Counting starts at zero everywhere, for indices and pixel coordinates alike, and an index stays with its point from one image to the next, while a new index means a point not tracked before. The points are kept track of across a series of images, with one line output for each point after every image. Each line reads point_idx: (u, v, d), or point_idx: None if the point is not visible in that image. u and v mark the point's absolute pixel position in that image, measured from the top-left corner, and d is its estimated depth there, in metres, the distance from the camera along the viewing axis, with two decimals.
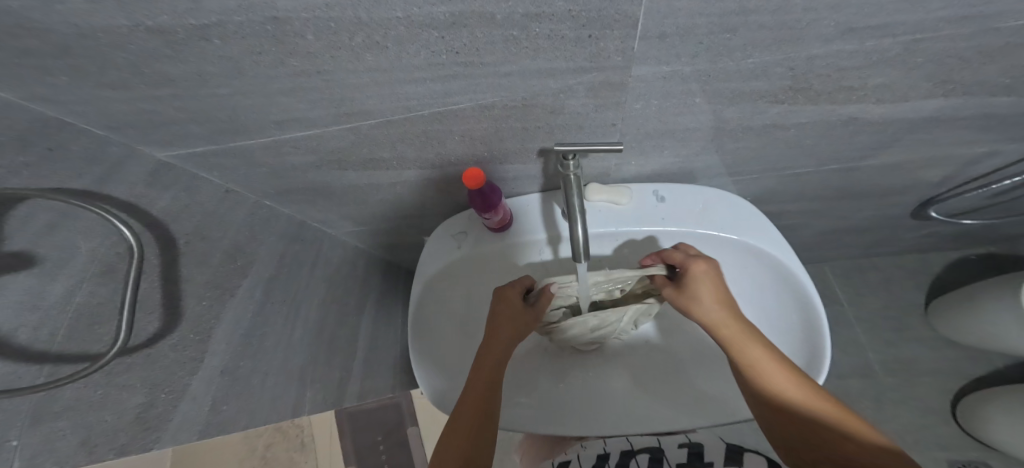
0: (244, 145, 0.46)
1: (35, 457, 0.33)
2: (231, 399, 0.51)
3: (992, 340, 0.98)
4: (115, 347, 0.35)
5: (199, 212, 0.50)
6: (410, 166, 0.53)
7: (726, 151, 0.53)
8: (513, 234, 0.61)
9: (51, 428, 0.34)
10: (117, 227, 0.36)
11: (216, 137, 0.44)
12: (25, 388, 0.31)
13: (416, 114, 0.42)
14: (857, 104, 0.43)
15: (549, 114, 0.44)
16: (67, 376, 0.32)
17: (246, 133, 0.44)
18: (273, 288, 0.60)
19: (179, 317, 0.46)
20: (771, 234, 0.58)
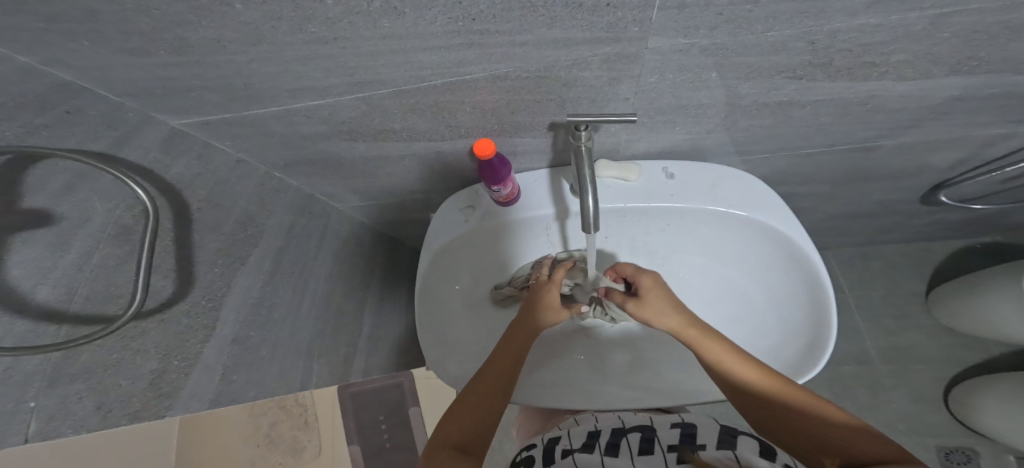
0: (256, 113, 0.46)
1: (55, 419, 0.36)
2: (240, 369, 0.55)
3: (989, 327, 1.00)
4: (132, 309, 0.36)
5: (211, 180, 0.51)
6: (421, 138, 0.53)
7: (738, 129, 0.53)
8: (522, 209, 0.62)
9: (67, 391, 0.37)
10: (133, 189, 0.36)
11: (229, 105, 0.44)
12: (47, 344, 0.32)
13: (430, 85, 0.42)
14: (878, 81, 0.42)
15: (563, 87, 0.43)
16: (82, 339, 0.33)
17: (258, 102, 0.44)
18: (282, 260, 0.63)
19: (193, 283, 0.47)
20: (782, 212, 0.58)
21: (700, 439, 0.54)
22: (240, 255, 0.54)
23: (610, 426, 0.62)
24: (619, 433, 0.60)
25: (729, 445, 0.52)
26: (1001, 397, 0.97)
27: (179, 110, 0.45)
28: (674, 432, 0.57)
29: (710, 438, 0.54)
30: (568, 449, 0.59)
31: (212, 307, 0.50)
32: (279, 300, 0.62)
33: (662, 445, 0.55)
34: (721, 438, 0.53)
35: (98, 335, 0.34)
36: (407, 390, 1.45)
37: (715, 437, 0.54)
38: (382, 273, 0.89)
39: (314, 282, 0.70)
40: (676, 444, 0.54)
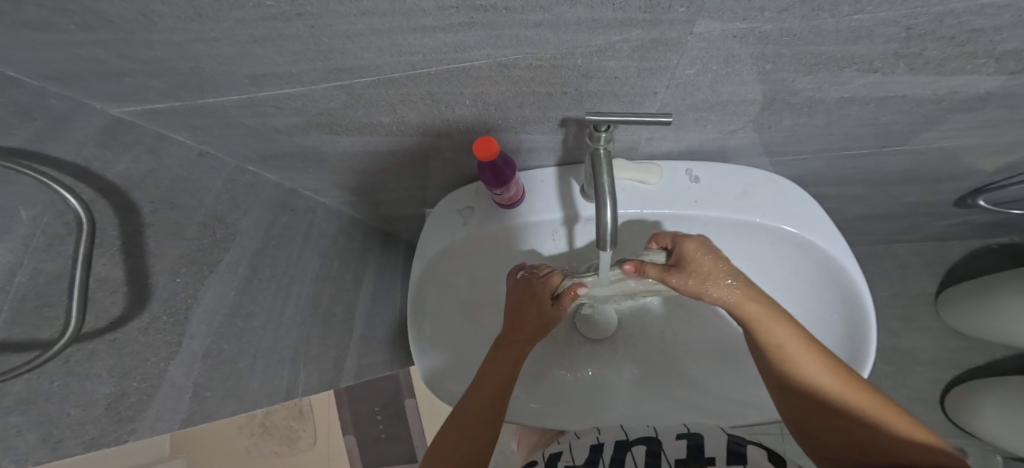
0: (217, 102, 0.39)
1: None
2: (215, 385, 0.49)
3: (990, 329, 0.96)
4: (66, 335, 0.31)
5: (167, 177, 0.44)
6: (412, 133, 0.46)
7: (779, 129, 0.46)
8: (527, 213, 0.55)
9: (4, 424, 0.31)
10: (59, 194, 0.31)
11: (177, 92, 0.37)
12: None
13: (421, 73, 0.34)
14: (967, 76, 0.35)
15: (580, 78, 0.36)
16: (13, 369, 0.28)
17: (216, 89, 0.37)
18: (260, 262, 0.56)
19: (150, 296, 0.41)
20: (821, 223, 0.51)
21: (709, 451, 0.49)
22: (209, 261, 0.48)
23: (613, 437, 0.55)
24: (623, 445, 0.53)
25: (741, 460, 0.47)
26: (992, 399, 0.95)
27: (110, 96, 0.38)
28: (680, 444, 0.51)
29: (719, 451, 0.49)
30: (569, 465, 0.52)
31: (176, 321, 0.44)
32: (258, 308, 0.56)
33: (669, 459, 0.49)
34: (730, 448, 0.49)
35: (30, 365, 0.29)
36: (403, 384, 1.41)
37: (724, 450, 0.49)
38: (374, 271, 0.83)
39: (297, 285, 0.64)
40: (683, 459, 0.49)
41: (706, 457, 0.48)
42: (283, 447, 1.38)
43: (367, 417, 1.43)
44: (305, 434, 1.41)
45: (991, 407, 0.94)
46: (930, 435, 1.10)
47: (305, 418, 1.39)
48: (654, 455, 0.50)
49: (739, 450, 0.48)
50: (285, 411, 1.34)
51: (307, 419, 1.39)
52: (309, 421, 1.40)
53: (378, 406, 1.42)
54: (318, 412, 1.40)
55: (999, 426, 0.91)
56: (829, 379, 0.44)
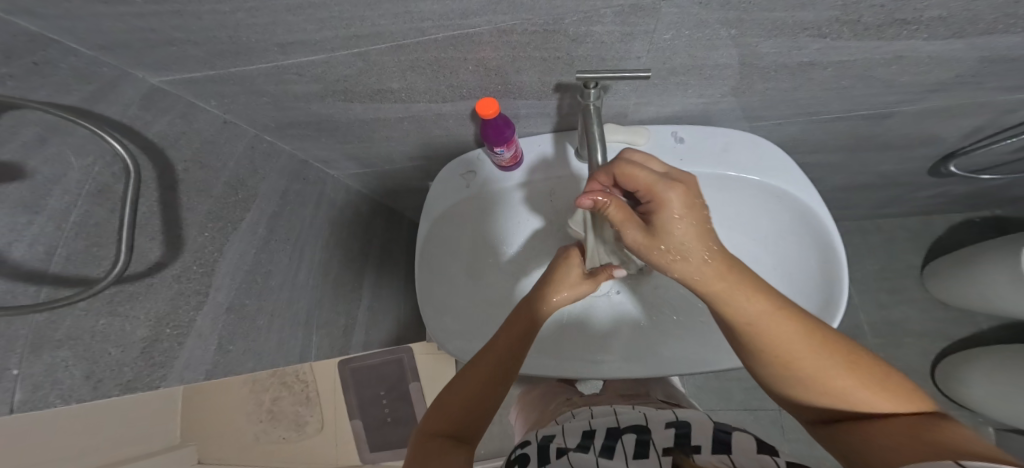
0: (245, 70, 0.43)
1: (42, 386, 0.35)
2: (237, 339, 0.55)
3: (979, 296, 1.00)
4: (110, 275, 0.34)
5: (197, 139, 0.49)
6: (419, 99, 0.50)
7: (754, 93, 0.50)
8: (526, 175, 0.61)
9: (54, 358, 0.36)
10: (107, 142, 0.33)
11: (213, 60, 0.41)
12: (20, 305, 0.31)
13: (430, 39, 0.39)
14: (907, 41, 0.40)
15: (571, 43, 0.41)
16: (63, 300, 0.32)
17: (245, 56, 0.41)
18: (277, 225, 0.61)
19: (183, 247, 0.46)
20: (795, 176, 0.56)
21: (694, 440, 0.50)
22: (233, 219, 0.52)
23: (605, 425, 0.57)
24: (614, 434, 0.54)
25: (722, 447, 0.48)
26: (991, 375, 0.98)
27: (150, 62, 0.42)
28: (667, 432, 0.52)
29: (704, 438, 0.50)
30: (562, 448, 0.53)
31: (204, 273, 0.49)
32: (275, 267, 0.61)
33: (658, 449, 0.49)
34: (714, 437, 0.50)
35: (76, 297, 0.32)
36: (407, 366, 1.46)
37: (709, 438, 0.50)
38: (380, 243, 0.88)
39: (311, 251, 0.68)
40: (670, 446, 0.49)
41: (691, 445, 0.49)
42: (291, 433, 1.45)
43: (371, 400, 1.47)
44: (314, 418, 1.47)
45: (990, 381, 0.97)
46: None
47: (310, 402, 1.46)
48: (643, 441, 0.52)
49: (723, 438, 0.49)
50: (292, 396, 1.44)
51: (313, 403, 1.46)
52: (315, 406, 1.47)
53: (384, 389, 1.47)
54: (324, 395, 1.46)
55: (994, 397, 0.96)
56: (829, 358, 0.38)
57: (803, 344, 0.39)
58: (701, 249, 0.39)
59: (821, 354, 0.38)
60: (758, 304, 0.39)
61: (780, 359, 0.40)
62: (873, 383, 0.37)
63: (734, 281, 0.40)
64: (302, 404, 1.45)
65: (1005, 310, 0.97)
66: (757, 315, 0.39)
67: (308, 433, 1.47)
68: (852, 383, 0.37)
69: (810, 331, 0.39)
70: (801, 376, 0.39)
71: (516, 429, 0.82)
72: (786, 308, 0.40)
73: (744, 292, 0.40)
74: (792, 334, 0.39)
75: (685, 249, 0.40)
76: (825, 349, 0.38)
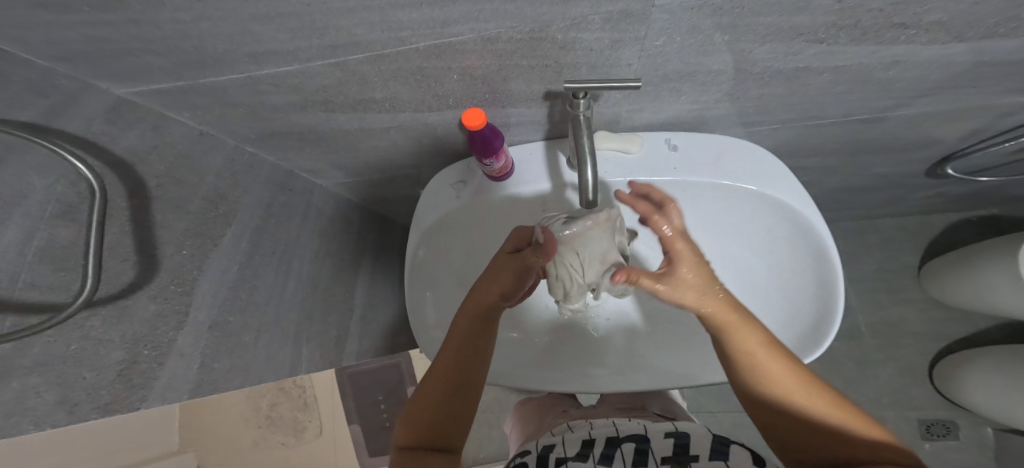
0: (217, 81, 0.41)
1: (12, 415, 0.33)
2: (222, 357, 0.53)
3: (977, 297, 0.99)
4: (80, 299, 0.33)
5: (170, 153, 0.47)
6: (404, 109, 0.49)
7: (748, 99, 0.49)
8: (518, 183, 0.59)
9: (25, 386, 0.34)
10: (69, 163, 0.31)
11: (180, 71, 0.40)
12: None
13: (411, 48, 0.37)
14: (905, 46, 0.39)
15: (559, 51, 0.39)
16: (30, 329, 0.31)
17: (214, 67, 0.39)
18: (261, 239, 0.59)
19: (158, 266, 0.44)
20: (792, 186, 0.55)
21: (694, 449, 0.49)
22: (212, 235, 0.51)
23: (605, 434, 0.54)
24: (613, 441, 0.53)
25: (721, 456, 0.48)
26: (987, 371, 0.97)
27: (115, 74, 0.40)
28: (667, 442, 0.51)
29: (702, 448, 0.49)
30: (561, 457, 0.52)
31: (183, 291, 0.47)
32: (260, 282, 0.59)
33: (656, 456, 0.49)
34: (712, 447, 0.49)
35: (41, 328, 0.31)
36: (405, 372, 1.44)
37: (707, 448, 0.49)
38: (371, 252, 0.86)
39: (298, 263, 0.67)
40: (669, 457, 0.49)
41: (689, 455, 0.49)
42: (290, 438, 1.47)
43: (371, 405, 1.47)
44: (311, 425, 1.48)
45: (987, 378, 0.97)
46: (918, 409, 1.16)
47: (309, 408, 1.48)
48: (643, 452, 0.50)
49: (720, 449, 0.49)
50: (290, 402, 1.45)
51: (312, 409, 1.47)
52: (314, 411, 1.48)
53: (383, 395, 1.46)
54: (321, 401, 1.47)
55: (989, 395, 0.96)
56: (804, 391, 0.44)
57: (780, 374, 0.45)
58: (711, 288, 0.45)
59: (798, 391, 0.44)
60: (751, 336, 0.46)
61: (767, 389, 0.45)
62: (846, 418, 0.42)
63: (737, 319, 0.46)
64: (299, 410, 1.47)
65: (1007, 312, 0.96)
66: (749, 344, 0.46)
67: (307, 439, 1.48)
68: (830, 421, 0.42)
69: (793, 370, 0.45)
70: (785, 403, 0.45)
71: (512, 444, 0.81)
72: (775, 346, 0.46)
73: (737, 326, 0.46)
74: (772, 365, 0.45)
75: (703, 287, 0.45)
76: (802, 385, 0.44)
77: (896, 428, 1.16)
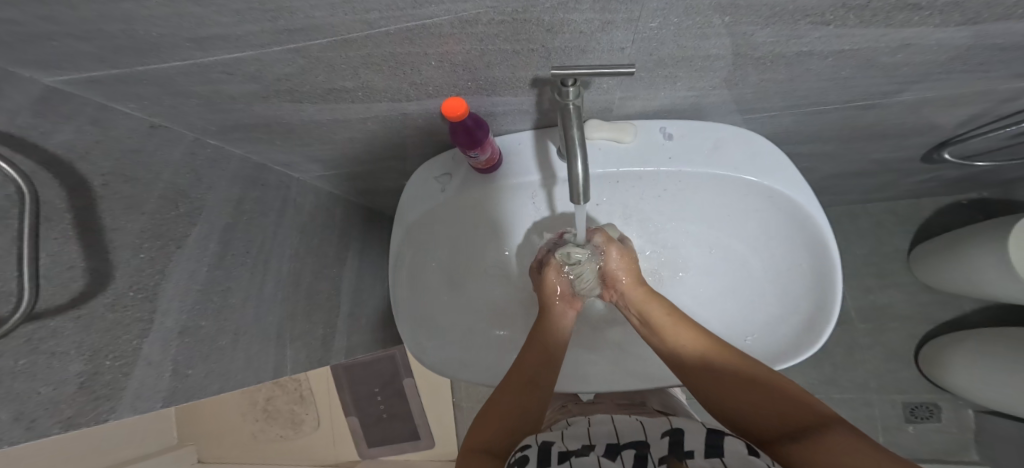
0: (159, 69, 0.37)
1: None
2: (198, 363, 0.50)
3: (966, 282, 0.99)
4: (19, 313, 0.30)
5: (117, 148, 0.43)
6: (380, 98, 0.45)
7: (747, 85, 0.46)
8: (506, 175, 0.56)
9: None
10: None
11: (114, 59, 0.35)
12: None
13: (381, 32, 0.34)
14: (915, 28, 0.36)
15: (546, 34, 0.36)
16: None
17: (153, 52, 0.35)
18: (233, 237, 0.56)
19: (112, 271, 0.41)
20: (791, 175, 0.52)
21: (688, 445, 0.46)
22: (174, 236, 0.47)
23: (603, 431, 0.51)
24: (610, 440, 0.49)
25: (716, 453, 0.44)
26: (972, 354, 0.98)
27: (38, 65, 0.35)
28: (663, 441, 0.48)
29: (696, 442, 0.46)
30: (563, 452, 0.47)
31: (144, 297, 0.44)
32: (234, 283, 0.56)
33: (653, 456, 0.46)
34: (708, 440, 0.45)
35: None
36: (400, 364, 1.42)
37: (702, 440, 0.46)
38: (356, 246, 0.84)
39: (277, 262, 0.63)
40: (666, 455, 0.45)
41: (684, 451, 0.45)
42: (288, 430, 1.46)
43: (365, 399, 1.43)
44: (309, 418, 1.47)
45: (968, 360, 0.98)
46: (905, 393, 1.17)
47: (306, 401, 1.47)
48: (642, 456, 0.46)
49: (715, 442, 0.45)
50: (286, 396, 1.45)
51: (309, 402, 1.46)
52: (311, 404, 1.47)
53: (378, 386, 1.43)
54: (318, 394, 1.46)
55: (970, 377, 0.97)
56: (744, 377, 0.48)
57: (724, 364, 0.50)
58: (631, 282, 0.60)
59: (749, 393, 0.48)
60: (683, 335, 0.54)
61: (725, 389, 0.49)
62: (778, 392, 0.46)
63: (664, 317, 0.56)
64: (297, 403, 1.46)
65: (992, 295, 0.96)
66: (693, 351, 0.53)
67: (305, 431, 1.46)
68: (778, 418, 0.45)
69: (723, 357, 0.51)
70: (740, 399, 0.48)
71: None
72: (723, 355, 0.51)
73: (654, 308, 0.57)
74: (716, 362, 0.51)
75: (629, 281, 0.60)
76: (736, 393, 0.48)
77: (883, 411, 1.18)
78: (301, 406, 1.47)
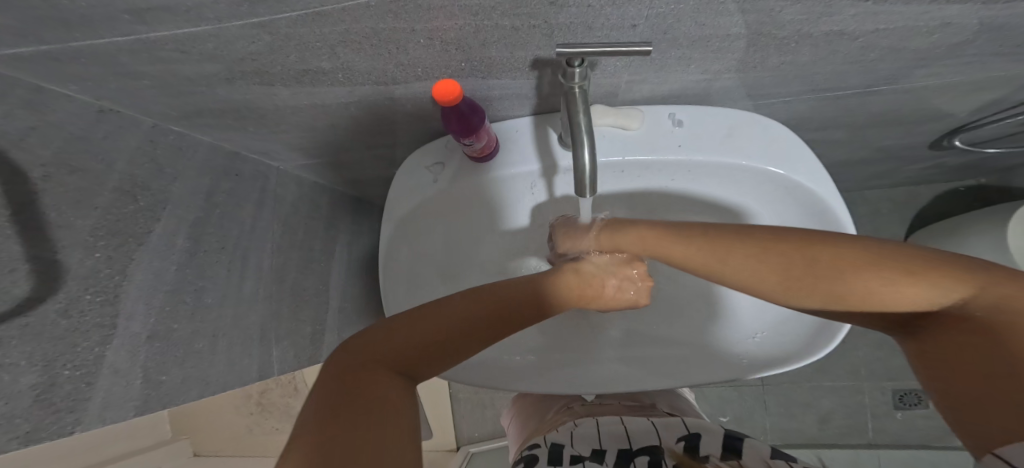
0: (97, 45, 0.32)
1: None
2: (172, 368, 0.47)
3: None
4: None
5: (63, 135, 0.38)
6: (363, 81, 0.41)
7: (766, 68, 0.42)
8: (504, 165, 0.52)
9: None
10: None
11: (33, 33, 0.29)
12: None
13: (358, 4, 0.29)
14: (962, 5, 0.32)
15: (549, 7, 0.32)
16: None
17: (85, 26, 0.29)
18: (205, 232, 0.52)
19: (64, 271, 0.37)
20: (809, 165, 0.49)
21: (710, 454, 0.46)
22: (135, 232, 0.43)
23: (616, 446, 0.50)
24: (627, 454, 0.48)
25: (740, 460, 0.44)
26: None
27: None
28: (683, 450, 0.47)
29: (719, 451, 0.46)
30: (576, 456, 0.48)
31: (104, 301, 0.40)
32: (209, 282, 0.52)
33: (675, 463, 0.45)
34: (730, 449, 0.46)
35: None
36: None
37: (724, 457, 0.46)
38: (344, 238, 0.80)
39: (257, 257, 0.59)
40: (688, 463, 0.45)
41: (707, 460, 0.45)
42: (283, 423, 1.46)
43: None
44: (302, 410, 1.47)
45: None
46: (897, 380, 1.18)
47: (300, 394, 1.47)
48: (657, 463, 0.46)
49: (741, 451, 0.45)
50: (280, 389, 1.45)
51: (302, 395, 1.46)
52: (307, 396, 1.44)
53: None
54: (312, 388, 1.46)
55: None
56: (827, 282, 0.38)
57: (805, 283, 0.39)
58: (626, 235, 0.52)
59: (791, 281, 0.40)
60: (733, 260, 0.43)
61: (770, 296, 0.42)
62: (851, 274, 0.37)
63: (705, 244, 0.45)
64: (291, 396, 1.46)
65: None
66: (695, 259, 0.45)
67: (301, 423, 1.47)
68: (842, 278, 0.37)
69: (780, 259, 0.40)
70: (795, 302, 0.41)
71: (509, 442, 0.76)
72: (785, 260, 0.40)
73: (626, 234, 0.52)
74: (724, 254, 0.43)
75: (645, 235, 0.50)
76: (767, 261, 0.40)
77: None
78: (295, 398, 1.47)
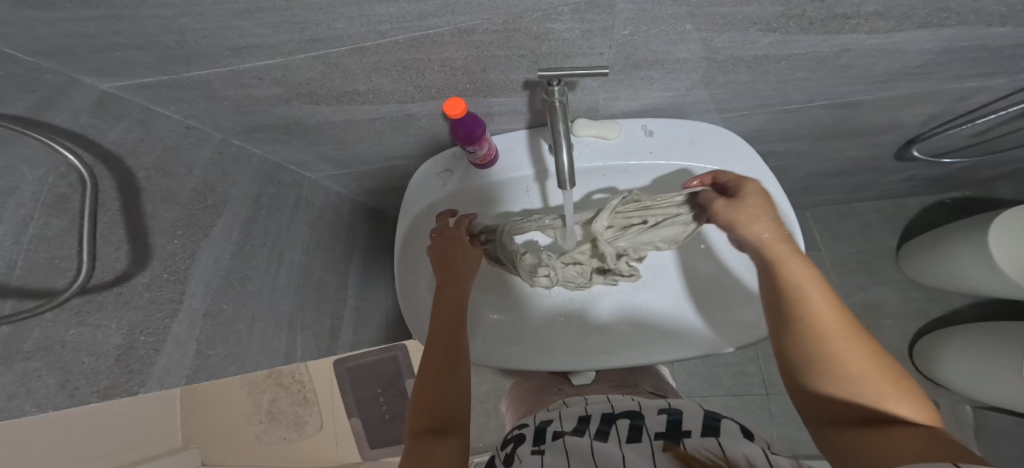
0: (198, 74, 0.43)
1: (16, 396, 0.35)
2: (218, 345, 0.54)
3: (952, 277, 1.02)
4: (74, 286, 0.34)
5: (157, 145, 0.49)
6: (388, 100, 0.50)
7: (716, 86, 0.52)
8: (503, 170, 0.61)
9: (25, 368, 0.35)
10: (59, 154, 0.32)
11: (163, 66, 0.41)
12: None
13: (390, 41, 0.39)
14: (850, 35, 0.41)
15: (534, 41, 0.41)
16: (25, 313, 0.31)
17: (197, 61, 0.41)
18: (252, 229, 0.61)
19: (150, 254, 0.46)
20: (758, 167, 0.58)
21: (686, 425, 0.50)
22: (202, 225, 0.52)
23: (600, 410, 0.57)
24: (609, 418, 0.54)
25: (712, 433, 0.48)
26: (962, 347, 1.01)
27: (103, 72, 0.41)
28: (660, 418, 0.52)
29: (694, 424, 0.50)
30: (558, 430, 0.54)
31: (176, 280, 0.49)
32: (252, 273, 0.60)
33: (649, 432, 0.50)
34: (704, 423, 0.50)
35: (37, 310, 0.32)
36: (402, 364, 1.45)
37: (699, 423, 0.50)
38: (363, 245, 0.89)
39: (290, 255, 0.68)
40: (663, 432, 0.50)
41: (682, 431, 0.49)
42: (291, 432, 1.51)
43: (368, 399, 1.47)
44: (312, 419, 1.52)
45: (961, 354, 1.00)
46: None
47: (309, 403, 1.52)
48: (636, 427, 0.52)
49: (711, 425, 0.49)
50: (289, 397, 1.50)
51: (311, 403, 1.51)
52: (313, 405, 1.51)
53: (381, 388, 1.47)
54: (320, 396, 1.50)
55: (960, 372, 1.00)
56: (875, 376, 0.42)
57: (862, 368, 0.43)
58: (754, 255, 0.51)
59: (871, 373, 0.42)
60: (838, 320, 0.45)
61: (832, 371, 0.44)
62: (896, 388, 0.42)
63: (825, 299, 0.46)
64: (299, 404, 1.51)
65: (977, 289, 0.99)
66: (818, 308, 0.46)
67: (308, 432, 1.52)
68: (888, 388, 0.42)
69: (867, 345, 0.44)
70: (832, 382, 0.44)
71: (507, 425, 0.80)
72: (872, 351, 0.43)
73: (792, 264, 0.48)
74: (841, 328, 0.45)
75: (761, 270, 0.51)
76: (864, 350, 0.43)
77: None
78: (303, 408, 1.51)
